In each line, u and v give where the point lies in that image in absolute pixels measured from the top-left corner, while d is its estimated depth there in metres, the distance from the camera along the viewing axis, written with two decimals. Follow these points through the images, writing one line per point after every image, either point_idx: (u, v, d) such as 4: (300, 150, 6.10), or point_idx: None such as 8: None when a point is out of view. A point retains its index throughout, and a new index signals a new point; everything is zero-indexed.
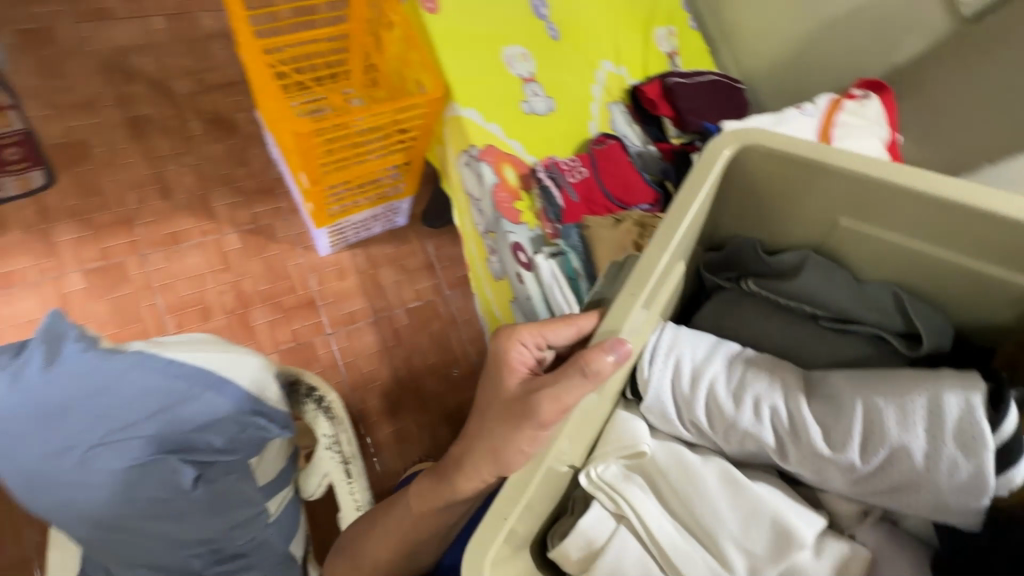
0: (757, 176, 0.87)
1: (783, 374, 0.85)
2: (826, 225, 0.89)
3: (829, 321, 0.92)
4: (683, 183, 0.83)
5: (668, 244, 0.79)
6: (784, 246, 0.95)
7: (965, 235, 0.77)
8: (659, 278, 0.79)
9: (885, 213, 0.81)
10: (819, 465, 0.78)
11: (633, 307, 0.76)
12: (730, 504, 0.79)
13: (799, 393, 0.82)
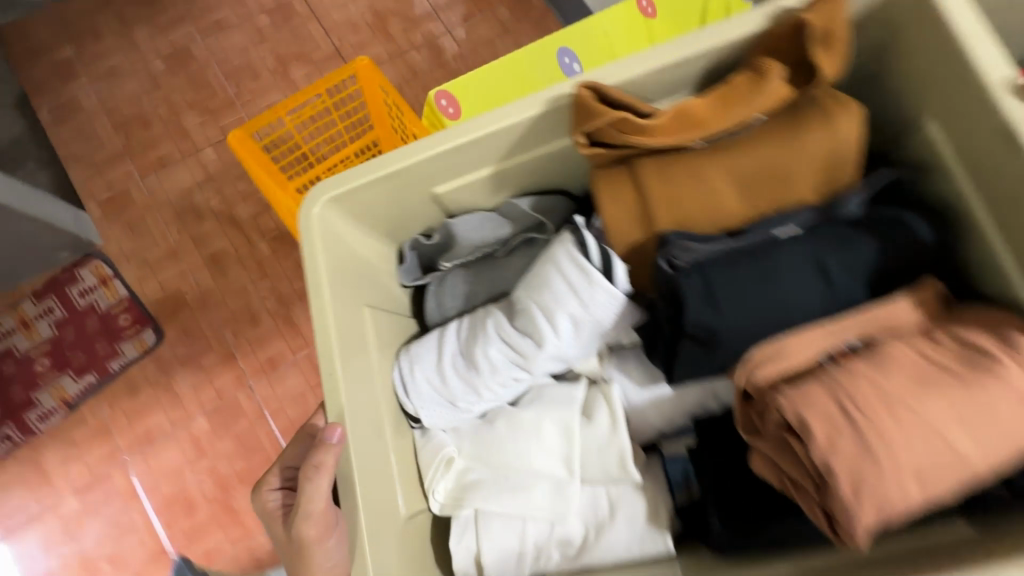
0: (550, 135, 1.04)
1: (548, 271, 1.01)
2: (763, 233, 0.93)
3: (664, 260, 0.94)
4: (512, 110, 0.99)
5: (371, 182, 1.03)
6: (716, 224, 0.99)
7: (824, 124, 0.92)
8: (393, 200, 1.09)
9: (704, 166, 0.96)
10: (541, 368, 1.06)
11: (393, 172, 1.03)
12: (495, 354, 1.07)
13: (522, 218, 1.18)
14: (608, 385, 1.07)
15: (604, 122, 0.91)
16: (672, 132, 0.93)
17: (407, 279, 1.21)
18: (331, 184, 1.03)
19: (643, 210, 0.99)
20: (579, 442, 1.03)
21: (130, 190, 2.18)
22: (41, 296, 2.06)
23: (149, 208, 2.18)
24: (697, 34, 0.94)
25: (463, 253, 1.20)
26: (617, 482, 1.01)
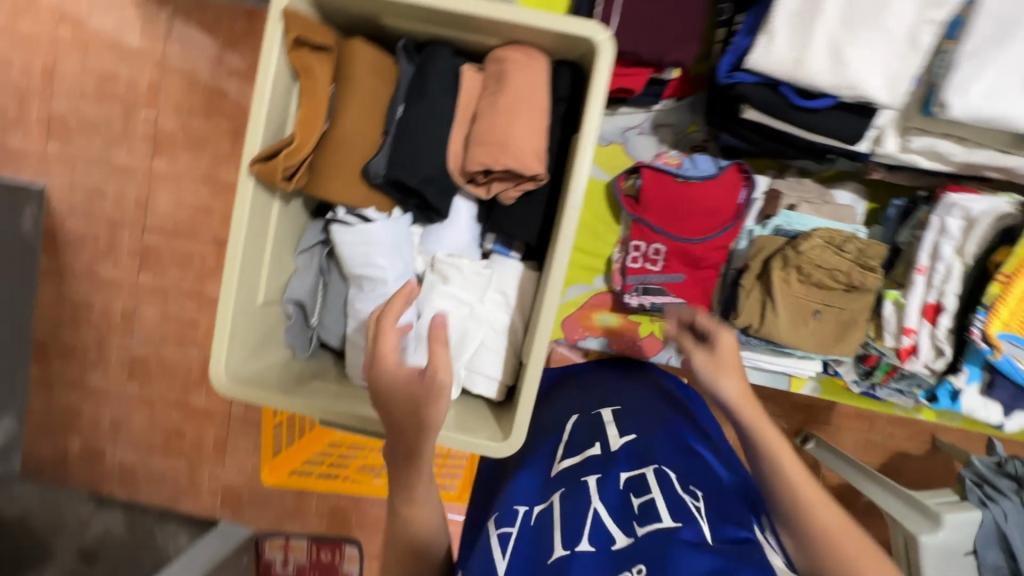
0: (351, 68, 0.77)
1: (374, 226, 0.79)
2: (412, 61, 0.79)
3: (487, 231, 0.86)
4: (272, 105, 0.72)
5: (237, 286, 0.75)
6: (403, 89, 0.79)
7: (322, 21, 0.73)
8: (248, 320, 0.78)
9: (355, 57, 0.76)
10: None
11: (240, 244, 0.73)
12: (378, 310, 0.81)
13: (309, 259, 0.87)
14: (438, 268, 0.84)
15: (280, 170, 0.72)
16: (304, 125, 0.74)
17: (309, 350, 0.90)
18: (221, 345, 0.75)
19: (371, 102, 0.78)
20: (466, 292, 0.83)
21: (122, 459, 1.62)
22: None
23: (155, 497, 1.62)
24: (258, 59, 0.70)
25: (312, 303, 0.88)
26: (487, 292, 0.85)
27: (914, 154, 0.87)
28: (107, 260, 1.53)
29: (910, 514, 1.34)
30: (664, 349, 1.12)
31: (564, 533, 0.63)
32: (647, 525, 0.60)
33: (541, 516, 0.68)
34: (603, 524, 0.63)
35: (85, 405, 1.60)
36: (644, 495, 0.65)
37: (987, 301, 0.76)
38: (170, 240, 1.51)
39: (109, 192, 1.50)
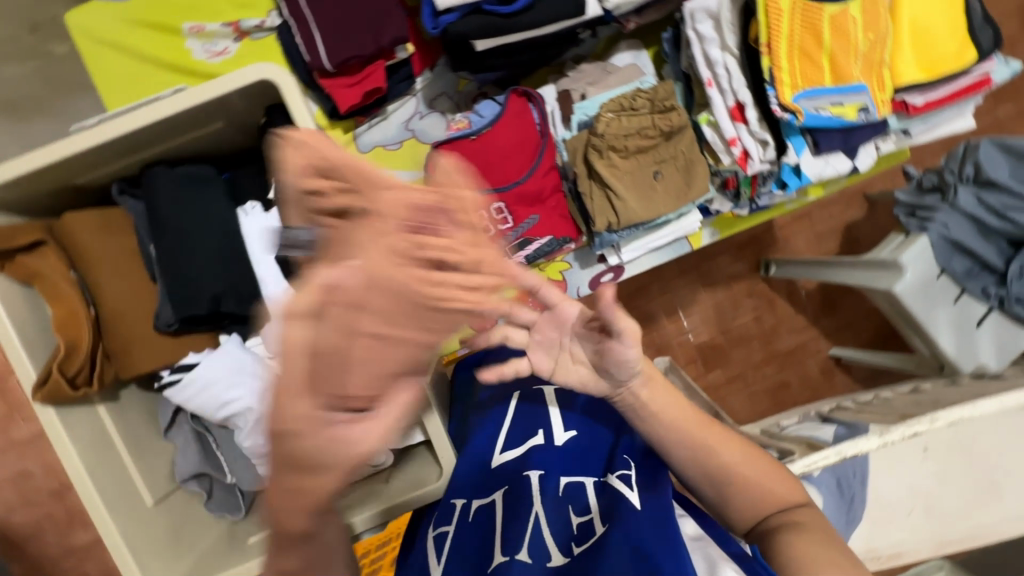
0: (78, 242, 0.70)
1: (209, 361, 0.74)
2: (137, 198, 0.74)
3: None
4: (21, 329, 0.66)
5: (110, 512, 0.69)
6: (144, 229, 0.74)
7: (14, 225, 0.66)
8: (147, 528, 0.73)
9: (74, 231, 0.70)
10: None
11: (83, 472, 0.67)
12: (264, 435, 0.76)
13: (180, 431, 0.81)
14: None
15: (69, 382, 0.66)
16: (69, 325, 0.69)
17: (243, 508, 0.84)
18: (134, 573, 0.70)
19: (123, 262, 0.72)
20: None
21: None
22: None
23: None
24: None
25: (213, 467, 0.82)
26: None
27: None
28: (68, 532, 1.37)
29: (874, 276, 1.45)
30: (568, 285, 1.11)
31: (504, 536, 0.59)
32: (584, 544, 0.56)
33: (478, 513, 0.64)
34: (542, 538, 0.58)
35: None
36: (585, 513, 0.59)
37: (767, 77, 0.76)
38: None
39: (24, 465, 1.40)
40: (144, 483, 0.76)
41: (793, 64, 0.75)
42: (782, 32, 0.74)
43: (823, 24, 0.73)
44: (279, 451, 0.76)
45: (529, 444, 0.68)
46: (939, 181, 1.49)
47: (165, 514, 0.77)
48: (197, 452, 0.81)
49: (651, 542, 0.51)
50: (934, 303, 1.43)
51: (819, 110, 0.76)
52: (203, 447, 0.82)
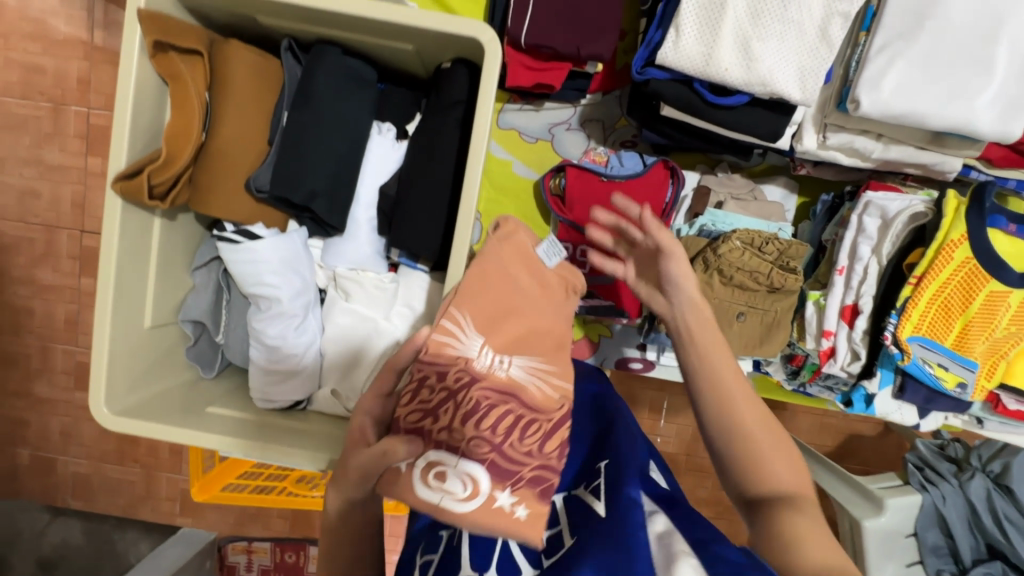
0: (228, 71, 0.70)
1: (267, 240, 0.74)
2: (297, 65, 0.74)
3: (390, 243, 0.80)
4: (132, 119, 0.66)
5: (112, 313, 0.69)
6: (286, 95, 0.74)
7: (185, 28, 0.66)
8: (131, 345, 0.73)
9: (232, 57, 0.70)
10: (294, 317, 0.77)
11: (111, 271, 0.68)
12: (276, 329, 0.76)
13: (206, 276, 0.82)
14: (339, 283, 0.80)
15: (148, 186, 0.66)
16: (174, 137, 0.68)
17: (216, 369, 0.85)
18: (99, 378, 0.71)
19: (252, 108, 0.72)
20: (370, 308, 0.79)
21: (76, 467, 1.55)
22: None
23: (112, 502, 1.58)
24: (117, 69, 0.64)
25: (213, 323, 0.82)
26: (393, 307, 0.80)
27: (834, 152, 0.84)
28: (45, 264, 1.41)
29: (853, 498, 1.25)
30: (596, 351, 1.12)
31: (473, 551, 0.55)
32: (552, 557, 0.54)
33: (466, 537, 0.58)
34: (513, 555, 0.55)
35: (32, 415, 1.51)
36: (554, 526, 0.58)
37: (898, 304, 0.74)
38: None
39: (42, 191, 1.36)
40: (154, 303, 0.76)
41: (929, 310, 0.73)
42: (938, 276, 0.72)
43: (978, 293, 0.72)
44: (276, 349, 0.77)
45: None
46: (960, 456, 1.37)
47: (153, 339, 0.77)
48: (213, 302, 0.82)
49: (613, 556, 0.48)
50: (889, 558, 1.23)
51: (925, 363, 0.74)
52: (219, 298, 0.82)
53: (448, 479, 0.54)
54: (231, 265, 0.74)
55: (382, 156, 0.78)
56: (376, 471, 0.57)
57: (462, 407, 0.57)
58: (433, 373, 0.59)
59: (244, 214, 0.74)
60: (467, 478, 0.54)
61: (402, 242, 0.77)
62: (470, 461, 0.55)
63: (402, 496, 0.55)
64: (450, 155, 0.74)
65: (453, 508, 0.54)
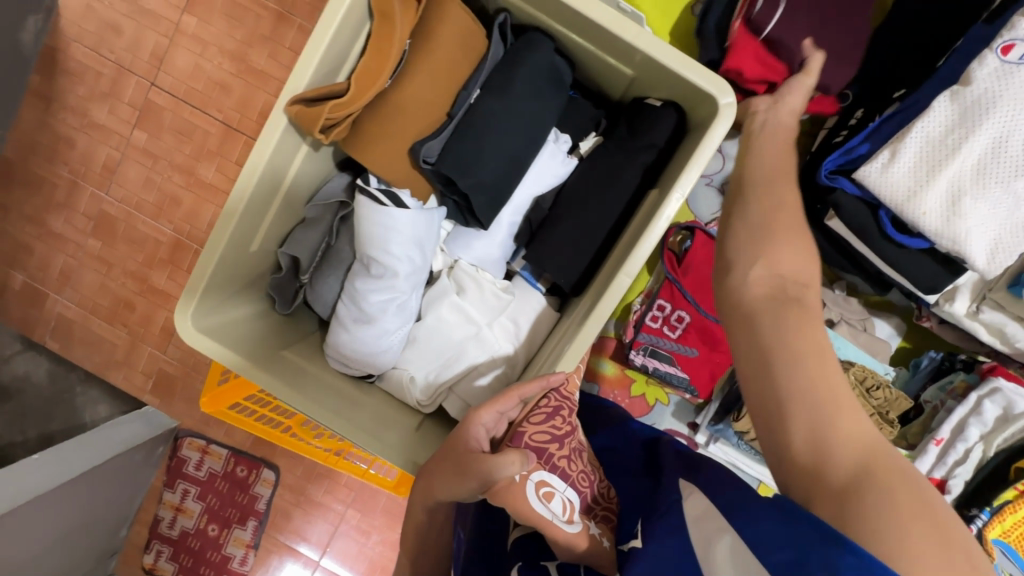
0: (438, 27, 0.65)
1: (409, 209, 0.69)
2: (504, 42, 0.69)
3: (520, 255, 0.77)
4: (333, 41, 0.60)
5: (231, 224, 0.65)
6: (482, 70, 0.69)
7: None
8: (232, 267, 0.69)
9: (447, 16, 0.65)
10: (402, 294, 0.72)
11: (246, 190, 0.64)
12: (380, 299, 0.72)
13: (320, 213, 0.76)
14: (456, 275, 0.76)
15: (324, 117, 0.60)
16: (360, 74, 0.62)
17: (291, 308, 0.80)
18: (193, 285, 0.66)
19: (448, 72, 0.67)
20: (478, 311, 0.76)
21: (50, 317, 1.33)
22: (168, 489, 1.35)
23: None
24: None
25: (308, 264, 0.78)
26: (498, 317, 0.76)
27: (980, 325, 0.80)
28: (104, 102, 1.25)
29: None
30: (649, 414, 1.07)
31: None
32: None
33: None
34: None
35: (37, 245, 1.32)
36: None
37: (994, 503, 0.73)
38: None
39: (125, 29, 1.22)
40: (266, 226, 0.71)
41: None
42: None
43: None
44: (371, 318, 0.73)
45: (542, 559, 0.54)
46: None
47: (249, 260, 0.72)
48: (317, 243, 0.77)
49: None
50: None
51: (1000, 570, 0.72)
52: (323, 241, 0.78)
53: (554, 498, 0.54)
54: (363, 219, 0.69)
55: (549, 166, 0.73)
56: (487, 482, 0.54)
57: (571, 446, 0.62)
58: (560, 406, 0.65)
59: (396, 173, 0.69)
60: (570, 504, 0.55)
61: (540, 263, 0.73)
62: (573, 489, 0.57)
63: (516, 507, 0.53)
64: (623, 194, 0.70)
65: (563, 528, 0.51)
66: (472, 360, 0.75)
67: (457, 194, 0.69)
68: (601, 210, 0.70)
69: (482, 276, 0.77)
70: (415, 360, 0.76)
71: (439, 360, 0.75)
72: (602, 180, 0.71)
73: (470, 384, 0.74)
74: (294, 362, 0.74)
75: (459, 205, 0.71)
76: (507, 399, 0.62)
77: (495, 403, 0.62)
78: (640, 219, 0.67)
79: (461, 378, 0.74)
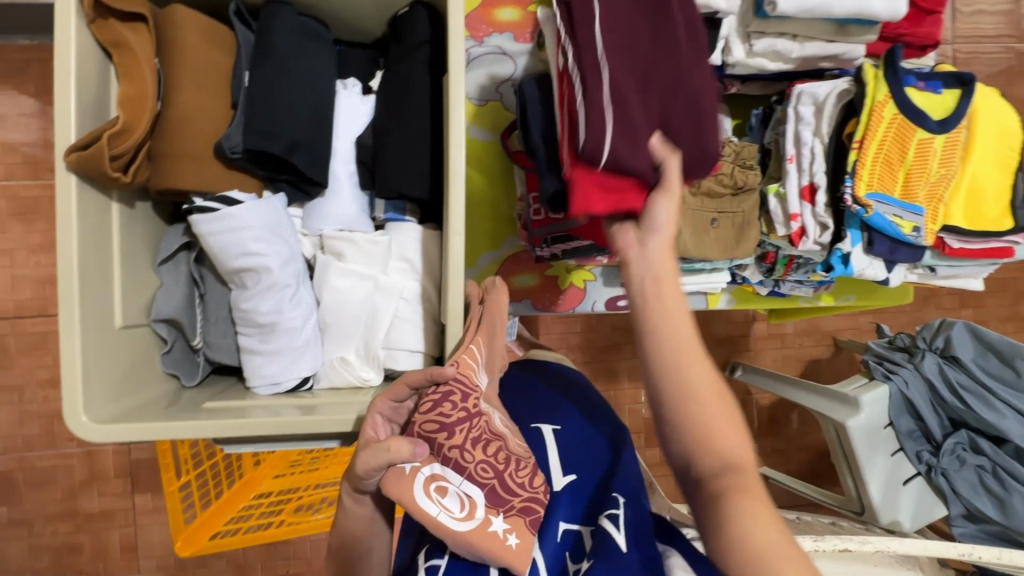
0: (178, 35, 0.67)
1: (245, 205, 0.68)
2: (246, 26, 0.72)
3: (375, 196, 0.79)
4: (79, 89, 0.60)
5: (77, 306, 0.62)
6: (242, 59, 0.71)
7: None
8: (104, 351, 0.65)
9: (179, 23, 0.67)
10: (287, 287, 0.71)
11: (73, 264, 0.61)
12: (270, 304, 0.71)
13: (173, 268, 0.74)
14: (329, 246, 0.77)
15: (107, 155, 0.60)
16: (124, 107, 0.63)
17: (198, 377, 0.77)
18: (73, 385, 0.62)
19: (212, 74, 0.69)
20: (366, 265, 0.76)
21: None
22: None
23: None
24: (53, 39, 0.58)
25: (190, 321, 0.75)
26: (388, 262, 0.78)
27: (761, 58, 0.92)
28: None
29: (832, 405, 1.40)
30: (585, 297, 1.12)
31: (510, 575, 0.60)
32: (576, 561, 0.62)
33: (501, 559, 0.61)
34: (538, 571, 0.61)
35: None
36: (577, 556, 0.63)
37: (849, 169, 0.83)
38: (13, 325, 1.29)
39: None
40: (122, 302, 0.68)
41: (875, 166, 0.82)
42: (876, 134, 0.81)
43: (911, 141, 0.82)
44: (273, 326, 0.71)
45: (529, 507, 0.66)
46: (909, 344, 1.54)
47: (125, 343, 0.68)
48: (187, 297, 0.74)
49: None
50: (875, 451, 1.38)
51: (884, 214, 0.84)
52: (193, 292, 0.75)
53: (446, 495, 0.56)
54: (207, 240, 0.67)
55: (352, 111, 0.77)
56: (382, 465, 0.58)
57: (472, 431, 0.58)
58: (449, 393, 0.60)
59: (217, 182, 0.69)
60: (465, 499, 0.56)
61: (391, 187, 0.75)
62: (471, 483, 0.57)
63: (399, 494, 0.55)
64: (424, 94, 0.75)
65: (447, 526, 0.54)
66: (387, 307, 0.76)
67: (287, 167, 0.72)
68: (416, 118, 0.75)
69: (352, 236, 0.76)
70: (340, 342, 0.76)
71: (360, 327, 0.76)
72: (402, 94, 0.75)
73: (399, 329, 0.76)
74: (223, 407, 0.70)
75: (294, 179, 0.74)
76: (398, 388, 0.63)
77: (388, 393, 0.64)
78: (447, 101, 0.72)
79: (388, 328, 0.75)
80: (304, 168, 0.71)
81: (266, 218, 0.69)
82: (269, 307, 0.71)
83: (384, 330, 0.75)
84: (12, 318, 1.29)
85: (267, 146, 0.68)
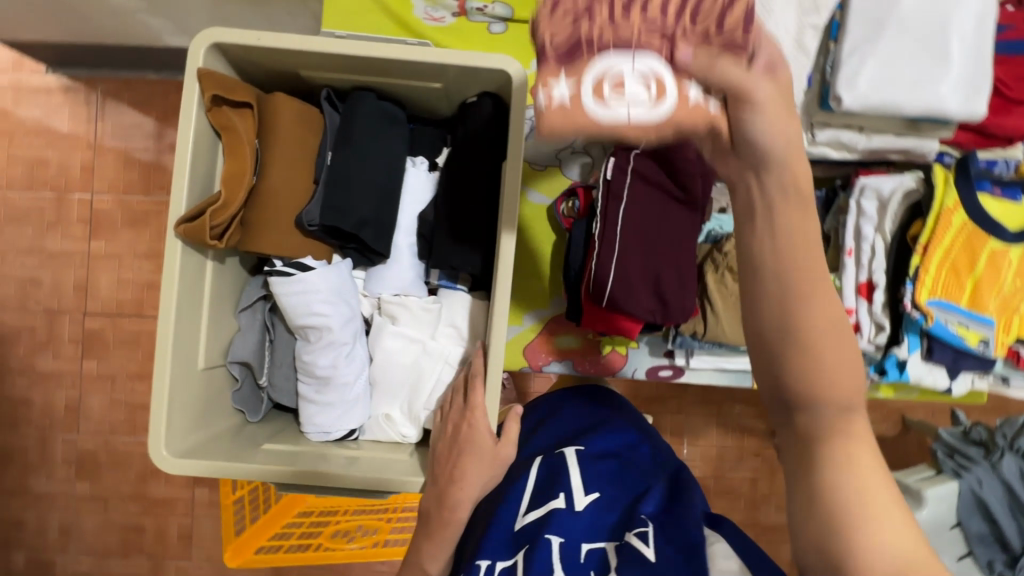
0: (277, 118, 0.76)
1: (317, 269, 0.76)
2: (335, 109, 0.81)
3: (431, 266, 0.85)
4: (191, 166, 0.70)
5: (168, 350, 0.71)
6: (329, 139, 0.80)
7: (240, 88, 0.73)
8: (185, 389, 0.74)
9: (280, 108, 0.77)
10: (344, 345, 0.78)
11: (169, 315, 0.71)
12: (328, 359, 0.78)
13: (251, 316, 0.83)
14: (385, 308, 0.84)
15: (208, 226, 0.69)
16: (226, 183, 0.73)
17: (260, 413, 0.85)
18: (158, 418, 0.71)
19: (301, 152, 0.78)
20: (417, 329, 0.82)
21: None
22: None
23: None
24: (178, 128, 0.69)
25: (259, 363, 0.83)
26: (437, 327, 0.83)
27: (824, 147, 0.91)
28: None
29: None
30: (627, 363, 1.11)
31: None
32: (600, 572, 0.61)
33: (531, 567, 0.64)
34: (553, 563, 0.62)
35: None
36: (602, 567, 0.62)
37: (911, 273, 0.80)
38: (116, 322, 1.47)
39: None
40: (205, 344, 0.77)
41: (940, 274, 0.79)
42: (942, 241, 0.79)
43: (981, 250, 0.79)
44: (329, 380, 0.78)
45: (551, 507, 0.70)
46: (986, 437, 1.37)
47: (203, 380, 0.78)
48: (260, 343, 0.83)
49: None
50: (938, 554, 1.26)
51: (947, 323, 0.81)
52: (264, 338, 0.84)
53: (624, 83, 0.40)
54: (282, 298, 0.75)
55: (417, 188, 0.85)
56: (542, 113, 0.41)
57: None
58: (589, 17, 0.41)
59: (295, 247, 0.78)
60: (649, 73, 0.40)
61: (445, 262, 0.81)
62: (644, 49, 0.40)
63: (579, 123, 0.40)
64: (483, 178, 0.81)
65: (649, 116, 0.40)
66: (432, 368, 0.81)
67: (356, 239, 0.80)
68: (474, 198, 0.81)
69: (409, 300, 0.83)
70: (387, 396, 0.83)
71: (404, 386, 0.82)
72: (464, 175, 0.82)
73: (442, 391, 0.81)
74: (277, 449, 0.77)
75: (360, 248, 0.82)
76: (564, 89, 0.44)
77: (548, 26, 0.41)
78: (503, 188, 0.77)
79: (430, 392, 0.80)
80: (370, 241, 0.79)
81: (333, 283, 0.77)
82: (328, 362, 0.78)
83: (425, 394, 0.80)
84: (115, 314, 1.48)
85: (340, 220, 0.76)
